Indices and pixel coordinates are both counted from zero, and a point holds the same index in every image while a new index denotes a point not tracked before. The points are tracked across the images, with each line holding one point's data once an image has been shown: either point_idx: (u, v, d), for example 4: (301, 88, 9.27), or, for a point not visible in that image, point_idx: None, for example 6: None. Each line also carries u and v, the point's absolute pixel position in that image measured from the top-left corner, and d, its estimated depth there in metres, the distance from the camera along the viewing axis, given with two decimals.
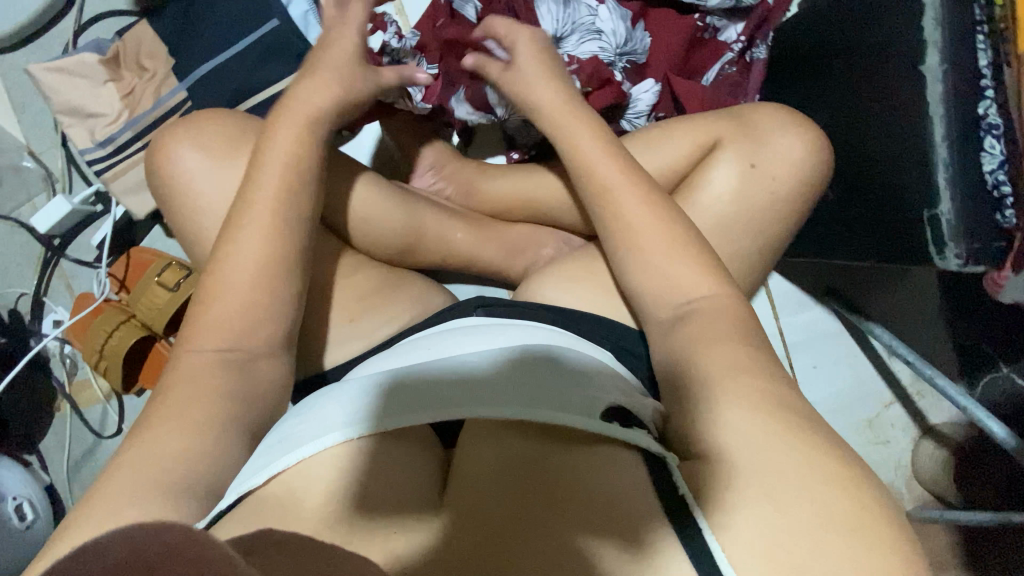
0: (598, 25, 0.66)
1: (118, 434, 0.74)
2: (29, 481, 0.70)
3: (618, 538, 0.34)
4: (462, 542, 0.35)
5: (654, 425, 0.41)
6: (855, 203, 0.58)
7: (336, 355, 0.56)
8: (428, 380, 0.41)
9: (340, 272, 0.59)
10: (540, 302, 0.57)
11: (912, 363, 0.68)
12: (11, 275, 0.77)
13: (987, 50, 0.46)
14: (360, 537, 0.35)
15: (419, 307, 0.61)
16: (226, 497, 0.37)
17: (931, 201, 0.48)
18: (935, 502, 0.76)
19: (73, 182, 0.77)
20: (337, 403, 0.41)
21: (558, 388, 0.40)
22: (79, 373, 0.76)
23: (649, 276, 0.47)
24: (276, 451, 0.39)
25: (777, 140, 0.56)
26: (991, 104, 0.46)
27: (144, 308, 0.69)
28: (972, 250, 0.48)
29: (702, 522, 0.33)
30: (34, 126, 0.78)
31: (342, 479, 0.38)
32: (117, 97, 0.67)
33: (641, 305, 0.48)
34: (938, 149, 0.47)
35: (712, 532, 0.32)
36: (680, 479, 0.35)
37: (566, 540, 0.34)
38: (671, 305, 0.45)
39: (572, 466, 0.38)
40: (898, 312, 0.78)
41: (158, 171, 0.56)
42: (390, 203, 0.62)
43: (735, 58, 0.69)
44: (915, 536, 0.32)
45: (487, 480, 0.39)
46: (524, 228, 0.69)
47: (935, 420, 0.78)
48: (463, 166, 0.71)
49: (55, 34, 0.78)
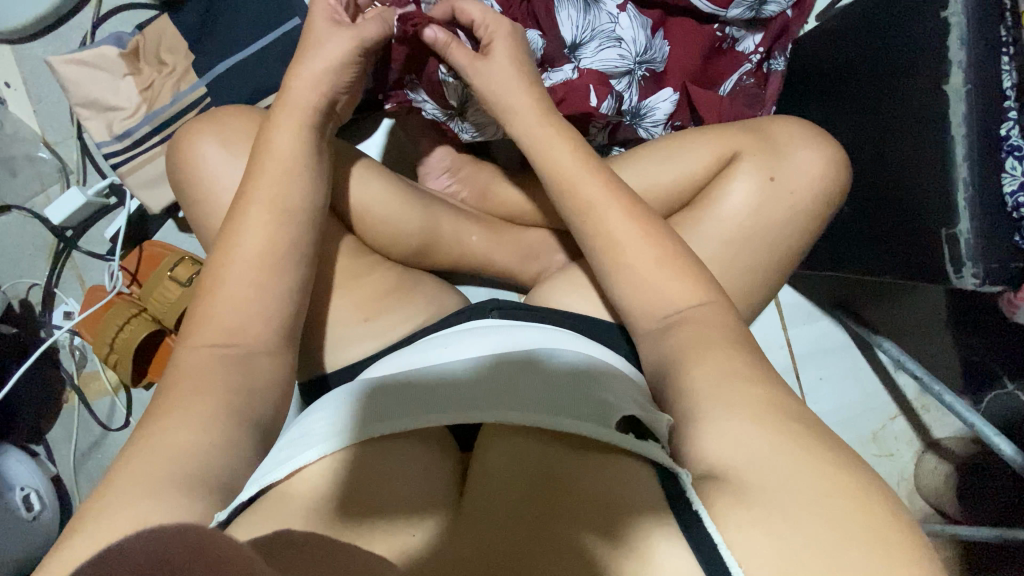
0: (618, 33, 0.66)
1: (126, 427, 0.75)
2: (37, 472, 0.70)
3: (626, 546, 0.34)
4: (479, 544, 0.36)
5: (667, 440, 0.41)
6: (870, 219, 0.58)
7: (353, 355, 0.56)
8: (449, 385, 0.42)
9: (358, 272, 0.59)
10: (552, 308, 0.57)
11: (920, 377, 0.69)
12: (22, 266, 0.77)
13: (1012, 71, 0.48)
14: (376, 537, 0.36)
15: (434, 308, 0.61)
16: (246, 491, 0.38)
17: (949, 220, 0.48)
18: (936, 516, 0.77)
19: (88, 174, 0.77)
20: (357, 404, 0.42)
21: (573, 394, 0.41)
22: (87, 365, 0.76)
23: (642, 290, 0.46)
24: (297, 448, 0.40)
25: (795, 154, 0.56)
26: (1014, 126, 0.48)
27: (156, 302, 0.70)
28: (990, 270, 0.48)
29: (717, 537, 0.32)
30: (50, 118, 0.77)
31: (363, 475, 0.39)
32: (136, 90, 0.67)
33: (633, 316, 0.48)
34: (959, 168, 0.47)
35: (727, 546, 0.32)
36: (693, 492, 0.35)
37: (578, 546, 0.34)
38: (659, 314, 0.46)
39: (584, 473, 0.38)
40: (908, 327, 0.78)
41: (177, 167, 0.56)
42: (406, 204, 0.62)
43: (753, 69, 0.70)
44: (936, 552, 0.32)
45: (500, 484, 0.39)
46: (539, 233, 0.69)
47: (938, 434, 0.79)
48: (479, 169, 0.71)
49: (74, 26, 0.78)
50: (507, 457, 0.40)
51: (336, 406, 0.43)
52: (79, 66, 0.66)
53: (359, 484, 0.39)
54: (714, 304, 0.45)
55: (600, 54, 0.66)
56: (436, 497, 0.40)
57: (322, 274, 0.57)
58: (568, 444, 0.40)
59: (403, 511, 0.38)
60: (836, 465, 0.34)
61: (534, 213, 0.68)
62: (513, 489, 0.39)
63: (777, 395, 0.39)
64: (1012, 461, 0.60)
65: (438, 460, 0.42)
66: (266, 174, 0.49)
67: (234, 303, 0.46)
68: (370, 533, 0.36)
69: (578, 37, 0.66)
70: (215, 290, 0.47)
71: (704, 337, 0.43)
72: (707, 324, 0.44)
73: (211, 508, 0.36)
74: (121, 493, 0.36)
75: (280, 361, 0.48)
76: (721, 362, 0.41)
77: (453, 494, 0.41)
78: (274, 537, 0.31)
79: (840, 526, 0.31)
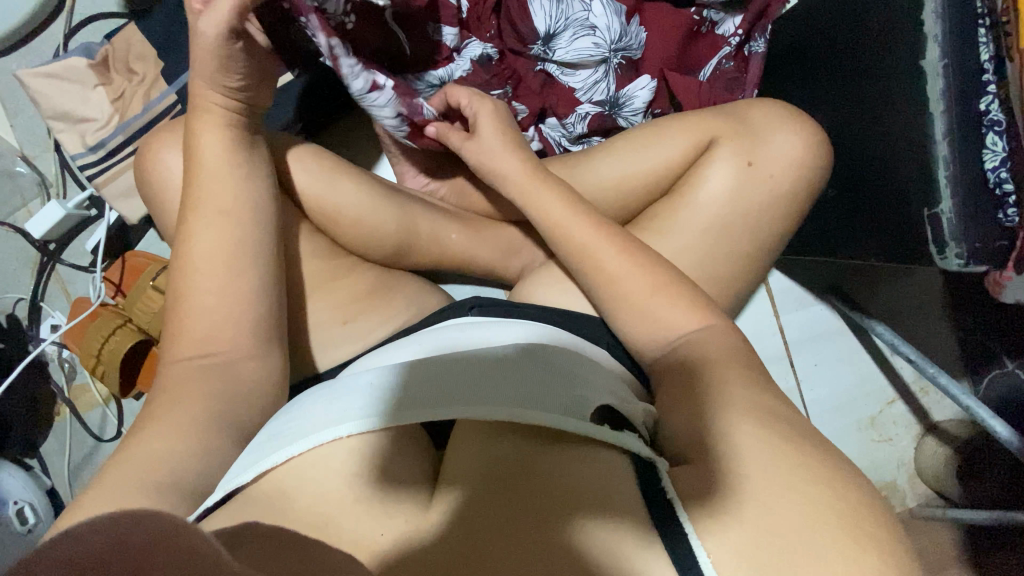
0: (591, 21, 0.65)
1: (118, 437, 0.75)
2: (31, 485, 0.70)
3: (597, 542, 0.34)
4: (446, 539, 0.35)
5: (644, 427, 0.42)
6: (854, 201, 0.56)
7: (331, 360, 0.56)
8: (420, 380, 0.41)
9: (334, 275, 0.59)
10: (535, 304, 0.57)
11: (914, 361, 0.67)
12: (7, 281, 0.77)
13: (989, 44, 0.46)
14: (344, 529, 0.36)
15: (414, 308, 0.60)
16: (216, 493, 0.38)
17: (931, 200, 0.47)
18: (937, 497, 0.76)
19: (67, 187, 0.78)
20: (329, 401, 0.42)
21: (546, 389, 0.40)
22: (78, 377, 0.76)
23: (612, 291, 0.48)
24: (267, 448, 0.40)
25: (774, 138, 0.55)
26: (992, 100, 0.46)
27: (140, 312, 0.70)
28: (973, 250, 0.46)
29: (689, 528, 0.34)
30: (28, 132, 0.78)
31: (334, 472, 0.38)
32: (107, 101, 0.67)
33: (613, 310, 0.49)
34: (938, 145, 0.46)
35: (699, 538, 0.34)
36: (668, 482, 0.37)
37: (547, 542, 0.34)
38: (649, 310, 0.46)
39: (556, 467, 0.38)
40: (903, 309, 0.77)
41: (148, 177, 0.56)
42: (381, 204, 0.61)
43: (733, 52, 0.68)
44: None
45: (471, 479, 0.39)
46: (520, 229, 0.68)
47: (938, 417, 0.78)
48: (457, 166, 0.70)
49: (47, 38, 0.78)
50: (482, 449, 0.40)
51: (310, 404, 0.42)
52: (48, 79, 0.66)
53: (328, 483, 0.38)
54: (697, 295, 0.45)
55: (574, 43, 0.65)
56: (412, 489, 0.39)
57: (297, 279, 0.57)
58: (543, 440, 0.39)
59: (375, 503, 0.38)
60: None
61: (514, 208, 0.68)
62: (487, 481, 0.38)
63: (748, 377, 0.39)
64: (1008, 444, 0.59)
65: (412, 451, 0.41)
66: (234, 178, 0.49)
67: (213, 310, 0.47)
68: (344, 527, 0.36)
69: (552, 26, 0.65)
70: (193, 301, 0.47)
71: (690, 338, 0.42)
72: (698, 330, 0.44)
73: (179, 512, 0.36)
74: (95, 503, 0.36)
75: (256, 366, 0.48)
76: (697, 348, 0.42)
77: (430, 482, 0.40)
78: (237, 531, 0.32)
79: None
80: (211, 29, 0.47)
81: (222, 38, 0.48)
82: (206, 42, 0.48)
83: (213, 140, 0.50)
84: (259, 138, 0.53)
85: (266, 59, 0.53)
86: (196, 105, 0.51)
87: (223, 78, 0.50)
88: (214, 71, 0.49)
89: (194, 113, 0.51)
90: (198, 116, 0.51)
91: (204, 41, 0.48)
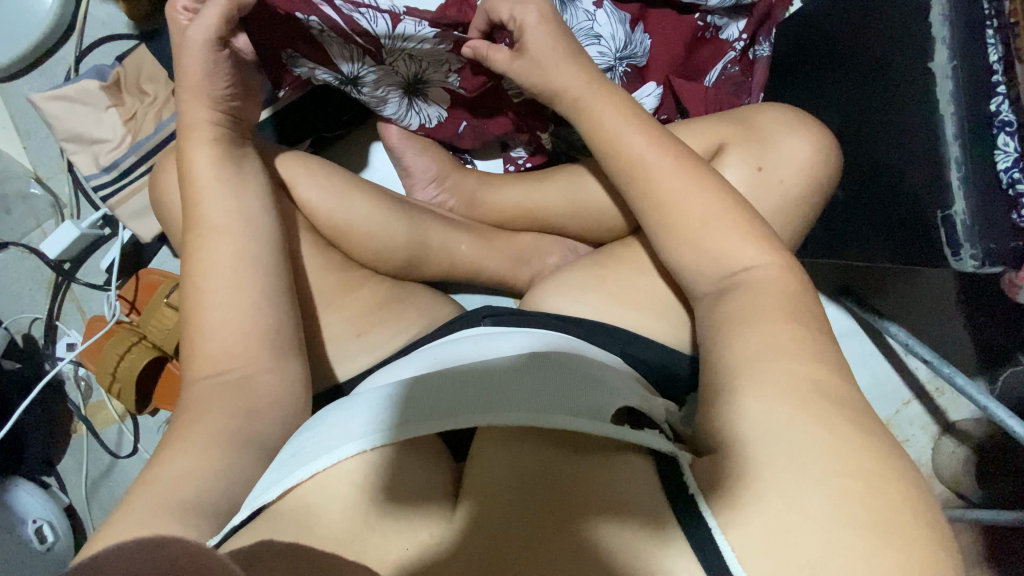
0: (597, 30, 0.64)
1: (135, 453, 0.76)
2: (50, 504, 0.71)
3: (634, 541, 0.33)
4: (482, 552, 0.35)
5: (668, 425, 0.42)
6: (864, 202, 0.57)
7: (349, 371, 0.56)
8: (442, 389, 0.41)
9: (347, 287, 0.59)
10: (549, 311, 0.56)
11: (929, 361, 0.66)
12: (22, 301, 0.78)
13: (998, 45, 0.46)
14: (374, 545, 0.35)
15: (427, 317, 0.60)
16: (240, 512, 0.37)
17: (943, 201, 0.47)
18: (957, 499, 0.76)
19: (80, 207, 0.79)
20: (349, 415, 0.41)
21: (569, 392, 0.39)
22: (93, 395, 0.77)
23: (686, 249, 0.45)
24: (293, 464, 0.39)
25: (781, 143, 0.55)
26: (1003, 100, 0.46)
27: (155, 329, 0.70)
28: (989, 250, 0.46)
29: (712, 520, 0.32)
30: (41, 153, 0.79)
31: (359, 486, 0.38)
32: (119, 121, 0.68)
33: (682, 280, 0.46)
34: (949, 147, 0.46)
35: (723, 532, 0.31)
36: (690, 475, 0.34)
37: (586, 549, 0.33)
38: (715, 277, 0.44)
39: (584, 472, 0.37)
40: (912, 311, 0.76)
41: (163, 194, 0.57)
42: (392, 216, 0.62)
43: (738, 56, 0.69)
44: (951, 543, 0.31)
45: (502, 492, 0.38)
46: (531, 236, 0.69)
47: (955, 417, 0.77)
48: (466, 177, 0.70)
49: (57, 61, 0.80)
50: (506, 461, 0.39)
51: (331, 419, 0.41)
52: (62, 102, 0.67)
53: (349, 496, 0.38)
54: (774, 258, 0.42)
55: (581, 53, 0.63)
56: (436, 501, 0.38)
57: (311, 292, 0.57)
58: (569, 446, 0.38)
59: (400, 515, 0.37)
60: (844, 443, 0.33)
61: (523, 216, 0.68)
62: (509, 491, 0.37)
63: (780, 363, 0.36)
64: None
65: (434, 465, 0.41)
66: (229, 186, 0.51)
67: (230, 324, 0.48)
68: (369, 543, 0.36)
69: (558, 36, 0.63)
70: (209, 317, 0.48)
71: (763, 302, 0.40)
72: (777, 284, 0.41)
73: (197, 530, 0.36)
74: (125, 521, 0.37)
75: (278, 380, 0.48)
76: (747, 329, 0.39)
77: (456, 492, 0.40)
78: (258, 548, 0.29)
79: (842, 513, 0.30)
80: (198, 36, 0.50)
81: (208, 43, 0.50)
82: (195, 51, 0.50)
83: (214, 154, 0.52)
84: (251, 156, 0.54)
85: (252, 73, 0.55)
86: (190, 125, 0.52)
87: (213, 89, 0.52)
88: (205, 84, 0.51)
89: (184, 131, 0.52)
90: (189, 136, 0.52)
91: (190, 54, 0.50)
